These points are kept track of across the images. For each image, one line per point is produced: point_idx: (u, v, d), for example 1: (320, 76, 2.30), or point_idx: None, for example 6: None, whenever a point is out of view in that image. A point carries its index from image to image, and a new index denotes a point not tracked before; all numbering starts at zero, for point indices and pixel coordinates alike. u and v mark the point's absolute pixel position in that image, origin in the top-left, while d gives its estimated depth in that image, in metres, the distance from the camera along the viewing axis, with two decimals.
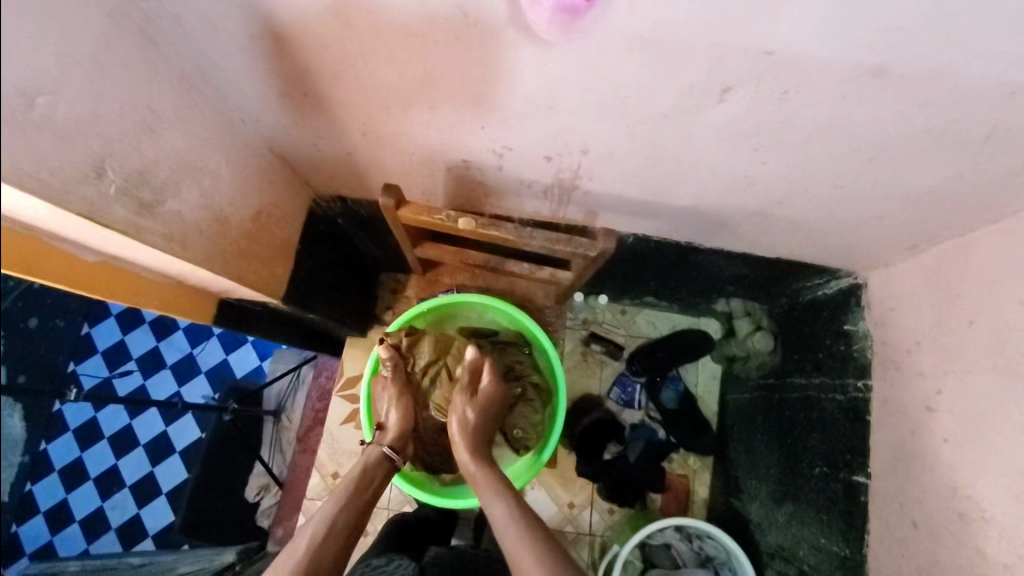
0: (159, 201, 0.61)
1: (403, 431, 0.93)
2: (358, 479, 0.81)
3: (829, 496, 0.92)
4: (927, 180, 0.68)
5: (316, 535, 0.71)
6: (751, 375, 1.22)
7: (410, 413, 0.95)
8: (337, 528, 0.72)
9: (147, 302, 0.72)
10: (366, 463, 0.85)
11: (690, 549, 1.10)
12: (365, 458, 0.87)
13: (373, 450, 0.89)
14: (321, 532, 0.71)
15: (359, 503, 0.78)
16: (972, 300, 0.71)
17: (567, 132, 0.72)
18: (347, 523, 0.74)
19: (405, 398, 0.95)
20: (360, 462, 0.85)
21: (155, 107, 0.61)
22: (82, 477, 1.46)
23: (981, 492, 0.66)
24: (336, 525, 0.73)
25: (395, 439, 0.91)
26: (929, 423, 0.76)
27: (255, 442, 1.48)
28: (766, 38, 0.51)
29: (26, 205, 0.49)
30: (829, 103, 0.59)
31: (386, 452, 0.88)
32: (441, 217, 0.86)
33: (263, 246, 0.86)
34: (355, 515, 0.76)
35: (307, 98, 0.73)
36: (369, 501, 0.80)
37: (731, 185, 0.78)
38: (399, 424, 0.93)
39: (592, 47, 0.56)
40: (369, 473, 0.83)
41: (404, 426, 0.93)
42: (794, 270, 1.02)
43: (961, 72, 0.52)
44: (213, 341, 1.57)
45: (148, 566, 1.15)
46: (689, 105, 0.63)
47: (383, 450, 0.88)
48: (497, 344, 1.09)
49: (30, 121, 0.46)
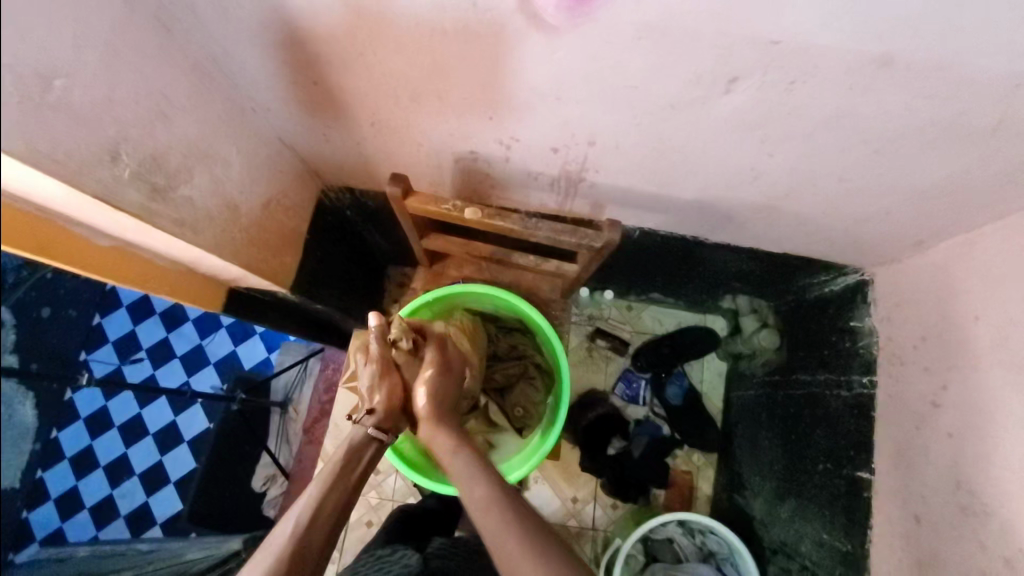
0: (171, 186, 0.63)
1: (391, 412, 0.85)
2: (348, 457, 0.79)
3: (832, 493, 0.92)
4: (934, 174, 0.68)
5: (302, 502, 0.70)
6: (756, 372, 1.22)
7: (397, 394, 0.86)
8: (329, 501, 0.71)
9: (161, 289, 0.73)
10: (352, 444, 0.81)
11: (692, 544, 1.10)
12: (348, 443, 0.81)
13: (357, 432, 0.83)
14: (312, 506, 0.70)
15: (349, 479, 0.76)
16: (975, 295, 0.71)
17: (575, 122, 0.72)
18: (334, 497, 0.72)
19: (392, 376, 0.86)
20: (350, 442, 0.81)
21: (168, 93, 0.62)
22: (91, 465, 1.45)
23: (984, 486, 0.66)
24: (327, 500, 0.71)
25: (380, 420, 0.84)
26: (933, 419, 0.75)
27: (262, 433, 1.47)
28: (774, 27, 0.51)
29: (42, 186, 0.50)
30: (835, 94, 0.59)
31: (374, 433, 0.83)
32: (448, 208, 0.87)
33: (274, 235, 0.87)
34: (347, 484, 0.75)
35: (317, 88, 0.74)
36: (360, 478, 0.78)
37: (738, 177, 0.79)
38: (388, 406, 0.85)
39: (599, 33, 0.56)
40: (356, 450, 0.80)
41: (392, 408, 0.85)
42: (799, 266, 1.02)
43: (965, 64, 0.52)
44: (221, 333, 1.56)
45: (156, 552, 1.17)
46: (694, 96, 0.63)
47: (369, 431, 0.83)
48: (502, 330, 1.14)
49: (48, 102, 0.47)
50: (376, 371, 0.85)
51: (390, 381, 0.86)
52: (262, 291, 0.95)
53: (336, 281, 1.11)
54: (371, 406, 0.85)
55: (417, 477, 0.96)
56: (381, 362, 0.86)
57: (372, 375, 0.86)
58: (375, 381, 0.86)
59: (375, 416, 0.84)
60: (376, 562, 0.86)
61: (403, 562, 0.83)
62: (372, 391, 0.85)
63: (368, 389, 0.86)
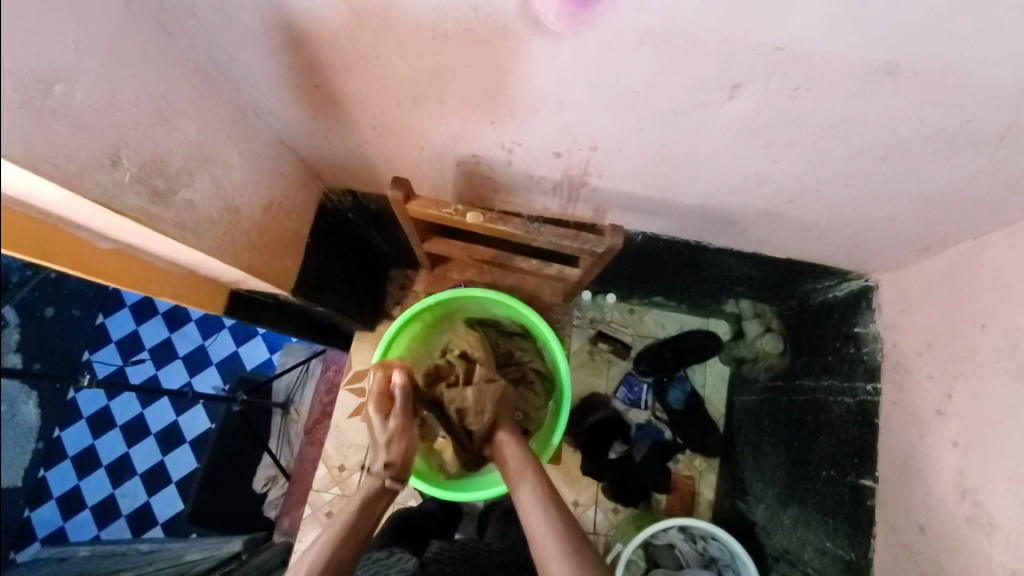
0: (173, 190, 0.63)
1: (406, 463, 0.87)
2: (363, 507, 0.81)
3: (836, 500, 0.91)
4: (942, 180, 0.67)
5: (321, 549, 0.73)
6: (760, 377, 1.21)
7: (413, 446, 0.88)
8: (342, 548, 0.74)
9: (162, 292, 0.73)
10: (367, 495, 0.82)
11: (694, 550, 1.09)
12: (364, 495, 0.83)
13: (372, 483, 0.84)
14: (326, 552, 0.73)
15: (361, 529, 0.78)
16: (982, 303, 0.70)
17: (577, 127, 0.72)
18: (345, 551, 0.74)
19: (411, 430, 0.89)
20: (363, 494, 0.83)
21: (169, 97, 0.62)
22: (93, 464, 1.47)
23: (989, 497, 0.65)
24: (340, 547, 0.74)
25: (397, 471, 0.86)
26: (937, 427, 0.75)
27: (264, 434, 1.44)
28: (777, 32, 0.51)
29: (43, 191, 0.50)
30: (840, 101, 0.59)
31: (390, 484, 0.85)
32: (450, 212, 0.87)
33: (275, 238, 0.87)
34: (358, 538, 0.77)
35: (318, 91, 0.74)
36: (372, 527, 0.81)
37: (741, 183, 0.78)
38: (404, 458, 0.87)
39: (600, 40, 0.56)
40: (372, 499, 0.82)
41: (407, 460, 0.87)
42: (805, 272, 1.01)
43: (972, 71, 0.51)
44: (223, 333, 1.55)
45: (158, 552, 1.17)
46: (698, 102, 0.63)
47: (386, 484, 0.84)
48: (502, 334, 1.13)
49: (48, 107, 0.47)
50: (397, 425, 0.88)
51: (410, 434, 0.89)
52: (264, 293, 0.95)
53: (338, 284, 1.11)
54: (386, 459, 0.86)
55: (422, 484, 0.96)
56: (403, 417, 0.88)
57: (392, 430, 0.87)
58: (393, 435, 0.87)
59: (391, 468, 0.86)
60: (373, 565, 0.86)
61: (400, 567, 0.82)
62: (390, 445, 0.87)
63: (387, 439, 0.87)
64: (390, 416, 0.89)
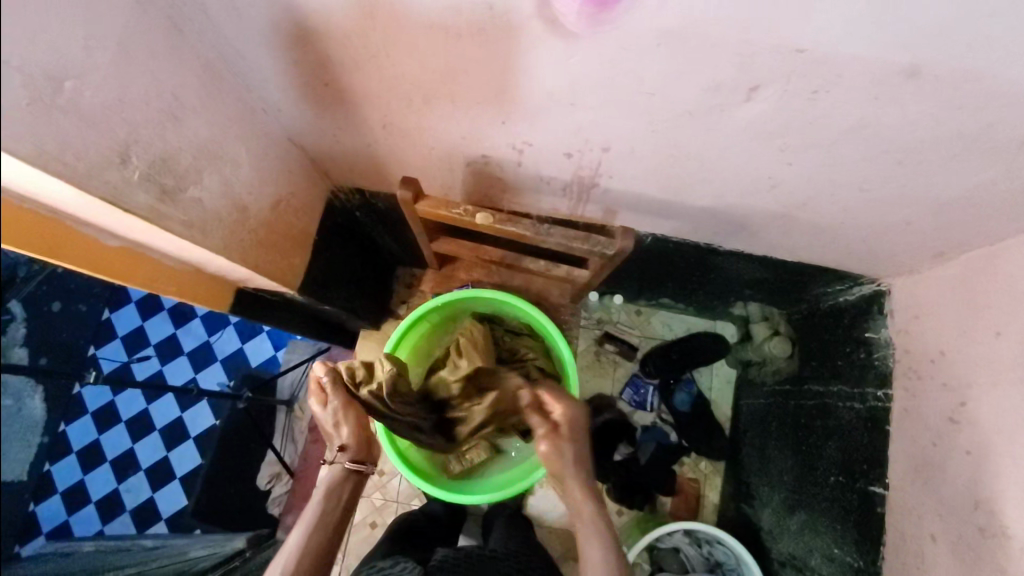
0: (181, 187, 0.62)
1: (363, 440, 0.88)
2: (327, 498, 0.82)
3: (845, 507, 0.90)
4: (961, 185, 0.66)
5: (292, 552, 0.75)
6: (767, 380, 1.20)
7: (361, 420, 0.88)
8: (312, 545, 0.76)
9: (168, 289, 0.72)
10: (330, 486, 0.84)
11: (699, 554, 1.09)
12: (329, 483, 0.84)
13: (335, 470, 0.86)
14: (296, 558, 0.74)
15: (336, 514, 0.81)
16: (998, 310, 0.69)
17: (589, 127, 0.71)
18: (320, 539, 0.77)
19: (353, 406, 0.88)
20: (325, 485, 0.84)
21: (179, 95, 0.61)
22: (98, 459, 1.39)
23: (1005, 507, 0.64)
24: (313, 540, 0.76)
25: (355, 452, 0.87)
26: (951, 435, 0.74)
27: (267, 430, 1.46)
28: (798, 33, 0.50)
29: (53, 188, 0.50)
30: (859, 104, 0.58)
31: (351, 466, 0.86)
32: (459, 212, 0.86)
33: (283, 236, 0.87)
34: (330, 523, 0.79)
35: (328, 89, 0.73)
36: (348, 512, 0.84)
37: (755, 185, 0.77)
38: (355, 435, 0.87)
39: (618, 40, 0.55)
40: (335, 489, 0.84)
41: (361, 436, 0.88)
42: (817, 275, 1.00)
43: (996, 73, 0.50)
44: (229, 329, 1.56)
45: (162, 548, 1.17)
46: (713, 104, 0.62)
47: (347, 466, 0.86)
48: (509, 332, 1.12)
49: (58, 105, 0.46)
50: (339, 404, 0.87)
51: (355, 409, 0.88)
52: (271, 293, 0.95)
53: (344, 283, 1.11)
54: (342, 442, 0.87)
55: (428, 487, 0.95)
56: (340, 401, 0.87)
57: (333, 415, 0.87)
58: (336, 416, 0.87)
59: (348, 451, 0.87)
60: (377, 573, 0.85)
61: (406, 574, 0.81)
62: (339, 428, 0.87)
63: (334, 424, 0.88)
64: (329, 401, 0.88)
